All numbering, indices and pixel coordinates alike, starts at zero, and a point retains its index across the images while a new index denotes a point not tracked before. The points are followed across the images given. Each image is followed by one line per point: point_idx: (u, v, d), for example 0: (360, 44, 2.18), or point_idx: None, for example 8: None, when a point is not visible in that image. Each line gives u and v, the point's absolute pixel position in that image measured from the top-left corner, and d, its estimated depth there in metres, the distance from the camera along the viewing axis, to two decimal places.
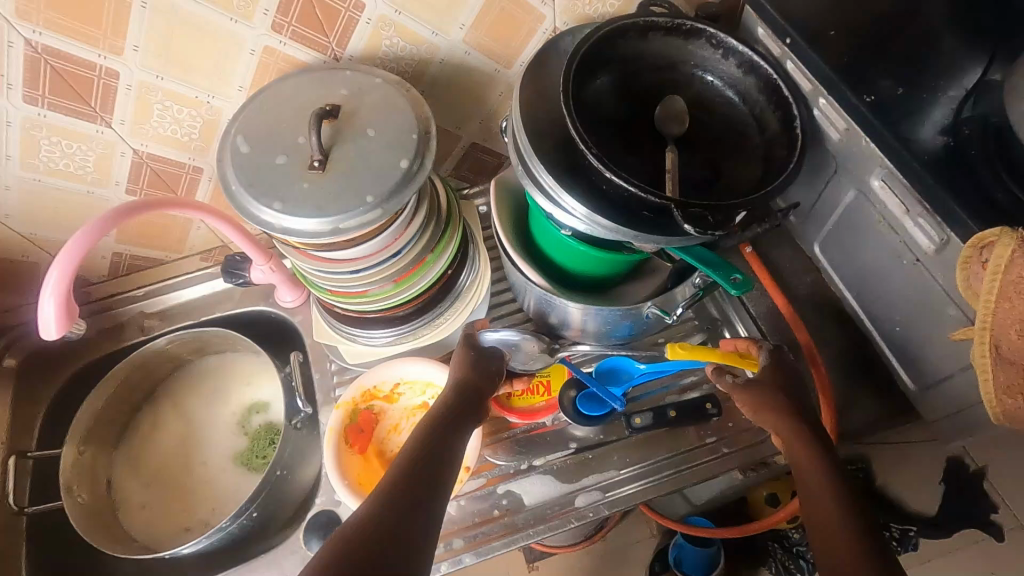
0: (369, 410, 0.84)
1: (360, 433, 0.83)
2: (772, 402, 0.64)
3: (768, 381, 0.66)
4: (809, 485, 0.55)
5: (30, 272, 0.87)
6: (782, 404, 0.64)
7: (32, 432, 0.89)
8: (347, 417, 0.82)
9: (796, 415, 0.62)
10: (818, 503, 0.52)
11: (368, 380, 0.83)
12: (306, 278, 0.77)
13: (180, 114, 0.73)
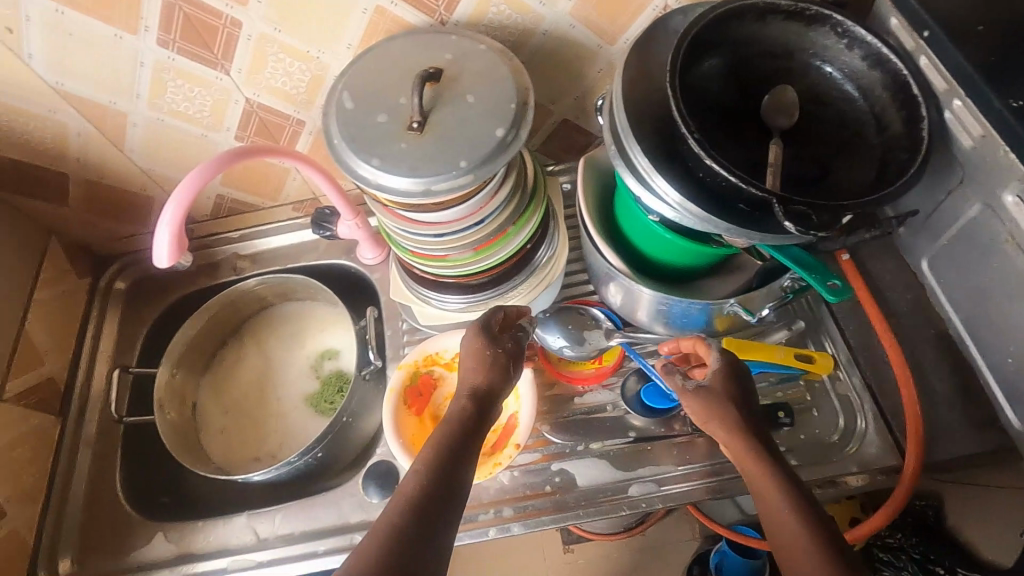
0: (429, 375, 0.88)
1: (419, 396, 0.87)
2: (723, 418, 0.64)
3: (721, 390, 0.65)
4: (773, 512, 0.56)
5: (145, 205, 0.94)
6: (734, 418, 0.63)
7: (134, 350, 0.98)
8: (408, 378, 0.86)
9: (751, 431, 0.62)
10: (780, 532, 0.54)
11: (431, 346, 0.87)
12: (392, 237, 0.79)
13: (292, 67, 0.76)
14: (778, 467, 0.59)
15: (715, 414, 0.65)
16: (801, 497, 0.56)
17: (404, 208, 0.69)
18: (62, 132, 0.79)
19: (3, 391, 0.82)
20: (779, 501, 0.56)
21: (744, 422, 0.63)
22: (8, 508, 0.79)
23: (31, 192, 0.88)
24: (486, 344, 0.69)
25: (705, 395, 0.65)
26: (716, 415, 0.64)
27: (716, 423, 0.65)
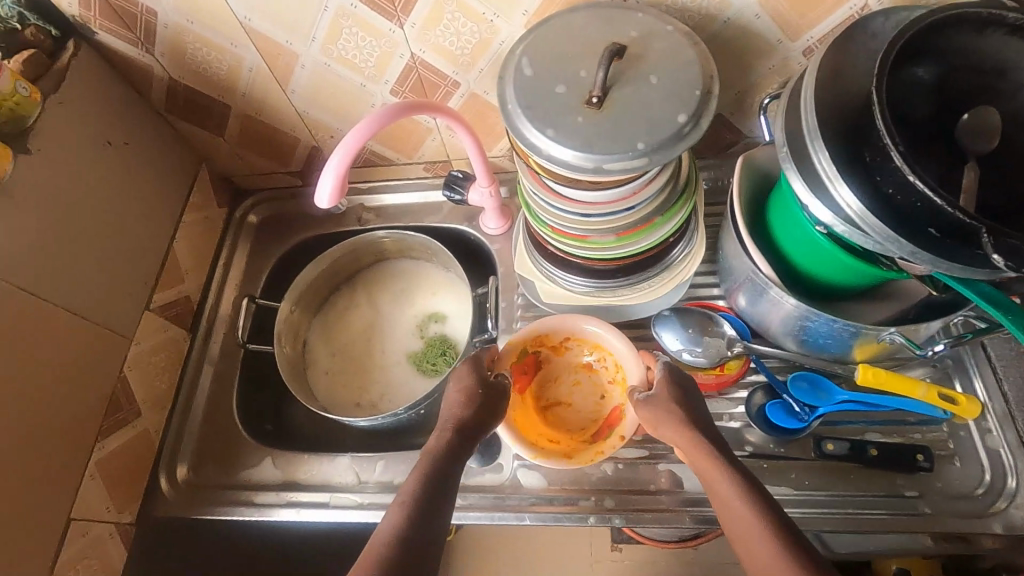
0: (537, 355, 0.84)
1: (523, 374, 0.83)
2: (670, 420, 0.69)
3: (663, 396, 0.71)
4: (733, 509, 0.60)
5: (290, 146, 0.98)
6: (677, 416, 0.69)
7: (260, 282, 1.03)
8: (518, 354, 0.82)
9: (703, 432, 0.67)
10: (741, 524, 0.59)
11: (545, 326, 0.81)
12: (533, 210, 0.79)
13: (463, 28, 0.76)
14: (728, 467, 0.63)
15: (656, 412, 0.70)
16: (747, 489, 0.60)
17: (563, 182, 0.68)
18: (235, 65, 0.82)
19: (151, 301, 0.88)
20: (739, 504, 0.60)
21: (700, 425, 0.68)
22: (142, 409, 0.84)
23: (194, 119, 0.93)
24: (476, 385, 0.73)
25: (654, 406, 0.70)
26: (663, 417, 0.69)
27: (661, 424, 0.69)
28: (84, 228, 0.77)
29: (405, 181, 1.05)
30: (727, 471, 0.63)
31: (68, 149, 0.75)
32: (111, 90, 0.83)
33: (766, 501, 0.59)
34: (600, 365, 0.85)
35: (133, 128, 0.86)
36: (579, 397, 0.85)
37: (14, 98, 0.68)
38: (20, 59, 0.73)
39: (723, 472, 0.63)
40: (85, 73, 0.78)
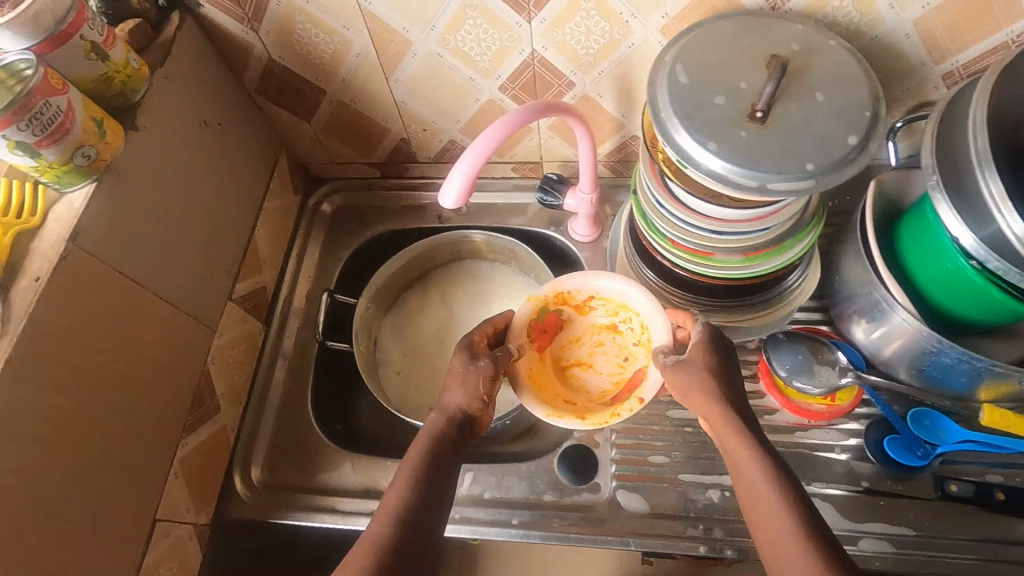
0: (558, 315, 0.82)
1: (542, 333, 0.81)
2: (701, 388, 0.65)
3: (693, 360, 0.67)
4: (759, 496, 0.57)
5: (378, 137, 0.94)
6: (710, 386, 0.64)
7: (334, 276, 0.99)
8: (536, 312, 0.81)
9: (732, 408, 0.63)
10: (764, 513, 0.56)
11: (566, 283, 0.80)
12: (653, 223, 0.76)
13: (595, 28, 0.72)
14: (754, 446, 0.60)
15: (682, 387, 0.66)
16: (774, 471, 0.57)
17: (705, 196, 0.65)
18: (342, 49, 0.78)
19: (233, 291, 0.83)
20: (767, 489, 0.57)
21: (734, 403, 0.64)
22: (222, 405, 0.80)
23: (283, 102, 0.88)
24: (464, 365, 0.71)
25: (683, 380, 0.66)
26: (693, 387, 0.65)
27: (689, 393, 0.65)
28: (180, 212, 0.73)
29: (489, 181, 1.01)
30: (755, 455, 0.59)
31: (170, 128, 0.71)
32: (208, 67, 0.78)
33: (790, 492, 0.56)
34: (626, 328, 0.81)
35: (226, 108, 0.82)
36: (601, 360, 0.82)
37: (127, 70, 0.64)
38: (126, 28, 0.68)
39: (756, 457, 0.59)
40: (187, 47, 0.74)
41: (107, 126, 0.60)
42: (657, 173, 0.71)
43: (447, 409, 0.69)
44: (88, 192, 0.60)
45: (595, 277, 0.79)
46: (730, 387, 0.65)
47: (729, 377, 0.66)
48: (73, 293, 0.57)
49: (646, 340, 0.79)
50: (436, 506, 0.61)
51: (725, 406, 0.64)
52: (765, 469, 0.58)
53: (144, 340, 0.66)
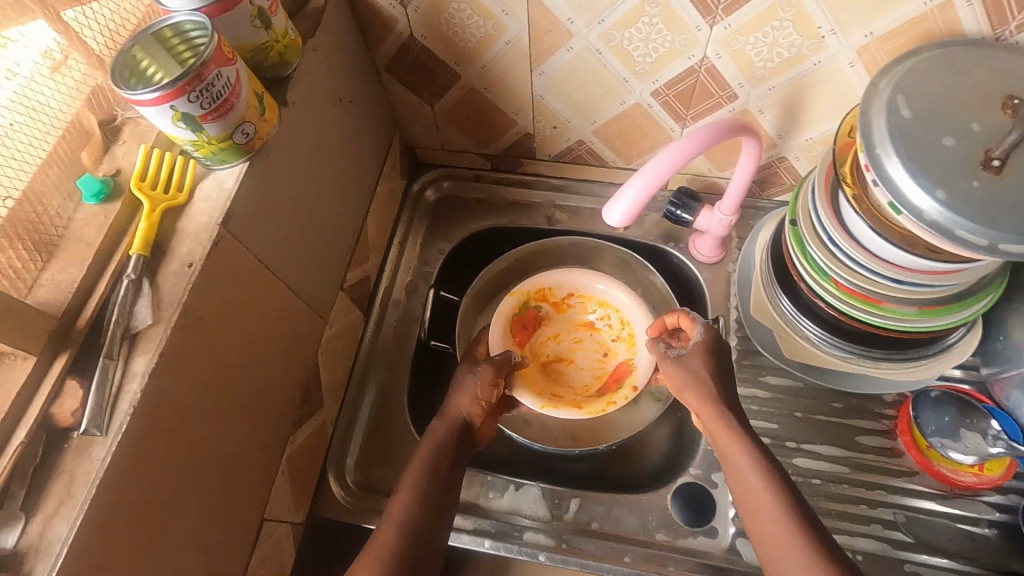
0: (537, 311, 0.91)
1: (523, 327, 0.90)
2: (697, 384, 0.68)
3: (694, 358, 0.70)
4: (757, 497, 0.59)
5: (502, 128, 0.88)
6: (707, 385, 0.67)
7: (435, 270, 0.94)
8: (518, 306, 0.89)
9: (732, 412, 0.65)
10: (761, 508, 0.58)
11: (548, 279, 0.90)
12: (818, 263, 0.69)
13: (783, 39, 0.65)
14: (751, 444, 0.62)
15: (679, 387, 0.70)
16: (766, 465, 0.61)
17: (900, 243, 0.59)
18: (492, 34, 0.72)
19: (344, 280, 0.79)
20: (762, 488, 0.59)
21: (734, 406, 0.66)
22: (324, 400, 0.76)
23: (410, 83, 0.83)
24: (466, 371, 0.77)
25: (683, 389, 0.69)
26: (692, 385, 0.68)
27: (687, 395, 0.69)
28: (311, 196, 0.68)
29: (608, 186, 0.94)
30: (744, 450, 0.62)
31: (313, 105, 0.66)
32: (348, 40, 0.72)
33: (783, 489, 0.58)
34: (603, 324, 0.91)
35: (357, 85, 0.76)
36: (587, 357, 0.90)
37: (285, 41, 0.58)
38: None
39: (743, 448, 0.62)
40: (333, 18, 0.68)
41: (263, 101, 0.55)
42: (834, 208, 0.65)
43: (448, 412, 0.73)
44: (240, 172, 0.55)
45: (592, 279, 0.90)
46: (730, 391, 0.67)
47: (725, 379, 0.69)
48: (221, 281, 0.53)
49: (626, 336, 0.90)
50: (438, 510, 0.62)
51: (722, 406, 0.66)
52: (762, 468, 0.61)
53: (272, 332, 0.62)
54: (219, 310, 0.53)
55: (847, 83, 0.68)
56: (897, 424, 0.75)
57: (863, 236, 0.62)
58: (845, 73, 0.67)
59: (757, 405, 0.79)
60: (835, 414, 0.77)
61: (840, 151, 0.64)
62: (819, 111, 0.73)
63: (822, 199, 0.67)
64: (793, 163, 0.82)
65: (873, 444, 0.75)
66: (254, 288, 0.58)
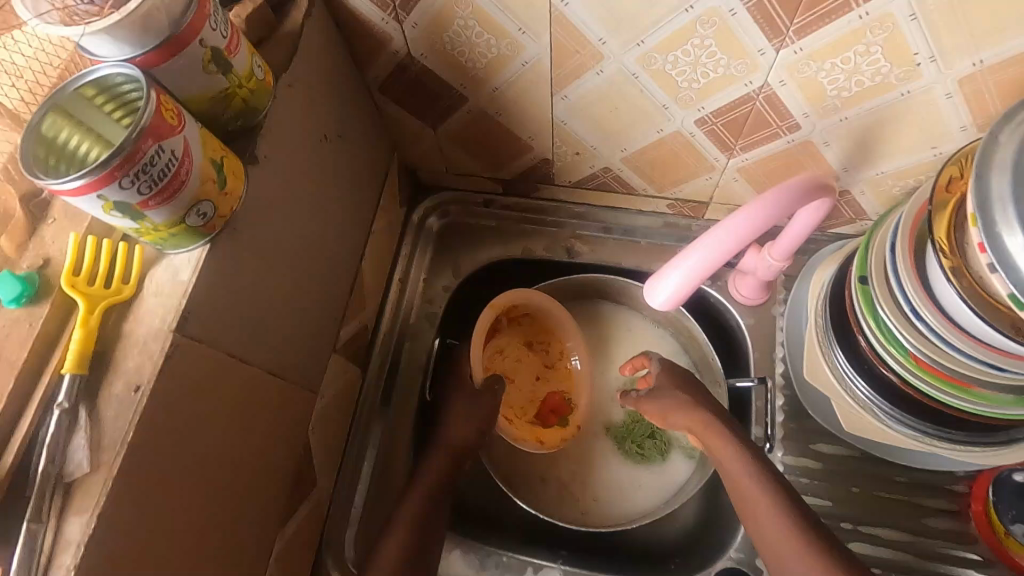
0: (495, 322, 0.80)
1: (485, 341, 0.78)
2: (678, 397, 0.69)
3: (664, 385, 0.70)
4: (749, 493, 0.62)
5: (515, 154, 0.76)
6: (686, 402, 0.69)
7: (441, 311, 0.83)
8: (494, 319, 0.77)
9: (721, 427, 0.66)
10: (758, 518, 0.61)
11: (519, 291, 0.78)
12: (893, 333, 0.59)
13: (867, 66, 0.53)
14: (740, 446, 0.65)
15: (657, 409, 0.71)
16: (756, 463, 0.63)
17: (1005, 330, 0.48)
18: (506, 54, 0.60)
19: (337, 340, 0.69)
20: (753, 484, 0.62)
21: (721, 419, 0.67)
22: (319, 476, 0.68)
23: (409, 104, 0.70)
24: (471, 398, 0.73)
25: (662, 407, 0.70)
26: (676, 408, 0.69)
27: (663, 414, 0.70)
28: (295, 258, 0.57)
29: (636, 214, 0.83)
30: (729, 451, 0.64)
31: (292, 153, 0.54)
32: (334, 62, 0.60)
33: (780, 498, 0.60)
34: (548, 345, 0.82)
35: (347, 114, 0.64)
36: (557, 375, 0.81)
37: (251, 84, 0.47)
38: (241, 13, 0.51)
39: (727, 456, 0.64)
40: (315, 40, 0.56)
41: (226, 167, 0.44)
42: (918, 273, 0.55)
43: (443, 444, 0.71)
44: (199, 258, 0.44)
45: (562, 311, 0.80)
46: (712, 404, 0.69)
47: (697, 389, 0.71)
48: (180, 396, 0.43)
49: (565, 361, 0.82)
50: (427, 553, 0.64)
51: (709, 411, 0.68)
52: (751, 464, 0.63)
53: (252, 429, 0.53)
54: (179, 430, 0.44)
55: (940, 116, 0.56)
56: (972, 508, 0.66)
57: (954, 311, 0.52)
58: (939, 105, 0.55)
59: (809, 480, 0.70)
60: (898, 492, 0.68)
61: (938, 203, 0.52)
62: (899, 145, 0.61)
63: (906, 260, 0.56)
64: (857, 196, 0.70)
65: (941, 528, 0.67)
66: (225, 390, 0.48)
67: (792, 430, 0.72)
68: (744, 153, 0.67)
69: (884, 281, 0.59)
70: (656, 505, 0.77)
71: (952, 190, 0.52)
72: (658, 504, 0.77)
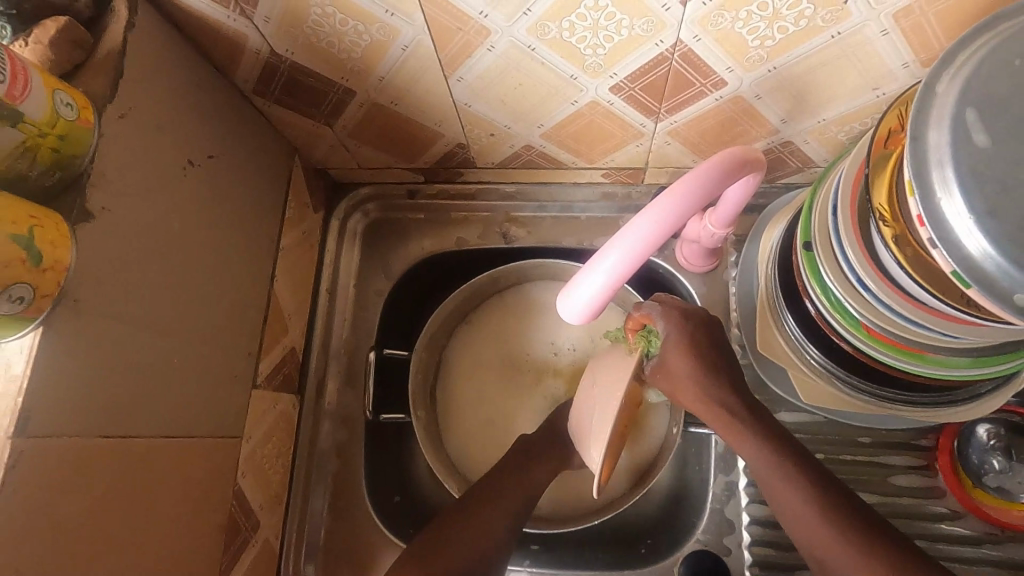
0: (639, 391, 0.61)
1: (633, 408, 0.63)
2: (689, 374, 0.58)
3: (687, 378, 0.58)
4: (783, 493, 0.54)
5: (427, 142, 0.68)
6: (697, 378, 0.58)
7: (377, 317, 0.79)
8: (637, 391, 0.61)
9: (720, 389, 0.58)
10: (806, 523, 0.53)
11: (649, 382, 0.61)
12: (836, 295, 0.53)
13: (787, 10, 0.45)
14: (751, 427, 0.57)
15: (674, 381, 0.59)
16: (770, 453, 0.55)
17: (942, 284, 0.42)
18: (380, 41, 0.52)
19: (257, 374, 0.64)
20: (775, 480, 0.55)
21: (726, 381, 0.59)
22: (262, 517, 0.65)
23: (293, 104, 0.62)
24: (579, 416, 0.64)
25: (673, 368, 0.59)
26: (690, 389, 0.58)
27: (682, 394, 0.59)
28: (178, 306, 0.51)
29: (571, 188, 0.77)
30: (743, 427, 0.57)
31: (147, 194, 0.47)
32: (187, 76, 0.52)
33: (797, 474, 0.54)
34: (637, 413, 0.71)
35: (218, 130, 0.57)
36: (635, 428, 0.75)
37: (58, 129, 0.39)
38: (42, 37, 0.42)
39: (744, 438, 0.57)
40: (150, 55, 0.48)
41: (39, 236, 0.37)
42: (852, 229, 0.49)
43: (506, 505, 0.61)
44: (32, 345, 0.38)
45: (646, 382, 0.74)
46: (719, 362, 0.59)
47: (714, 356, 0.59)
48: (41, 502, 0.39)
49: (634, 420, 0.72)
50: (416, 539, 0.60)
51: (716, 389, 0.58)
52: (762, 446, 0.56)
53: (157, 503, 0.48)
54: (50, 536, 0.39)
55: (877, 55, 0.49)
56: (938, 463, 0.64)
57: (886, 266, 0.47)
58: (873, 44, 0.48)
59: None
60: (863, 453, 0.66)
61: (876, 159, 0.45)
62: (837, 91, 0.54)
63: (846, 218, 0.49)
64: (801, 146, 0.63)
65: (908, 484, 0.65)
66: (105, 477, 0.43)
67: None
68: (670, 116, 0.60)
69: (826, 240, 0.53)
70: (623, 489, 0.74)
71: (890, 144, 0.45)
72: (625, 489, 0.74)
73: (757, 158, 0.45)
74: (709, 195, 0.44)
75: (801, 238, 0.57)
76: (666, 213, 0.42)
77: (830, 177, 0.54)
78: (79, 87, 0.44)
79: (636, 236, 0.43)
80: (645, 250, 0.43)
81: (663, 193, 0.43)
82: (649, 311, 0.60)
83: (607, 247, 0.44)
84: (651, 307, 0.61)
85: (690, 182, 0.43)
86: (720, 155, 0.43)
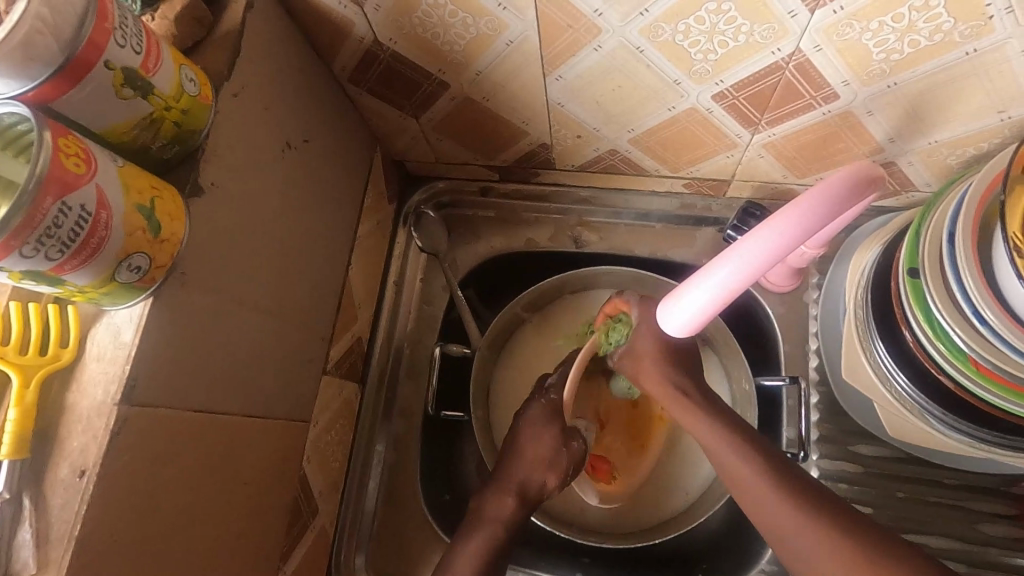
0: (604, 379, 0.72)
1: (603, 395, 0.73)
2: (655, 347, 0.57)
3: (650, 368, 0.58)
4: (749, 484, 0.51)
5: (510, 139, 0.67)
6: (667, 352, 0.57)
7: (441, 312, 0.78)
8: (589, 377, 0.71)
9: (684, 373, 0.58)
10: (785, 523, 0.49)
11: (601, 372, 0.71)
12: (943, 326, 0.50)
13: (924, 23, 0.43)
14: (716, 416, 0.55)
15: (638, 365, 0.58)
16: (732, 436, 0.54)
17: None
18: (486, 34, 0.51)
19: (328, 360, 0.64)
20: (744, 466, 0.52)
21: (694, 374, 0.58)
22: (321, 503, 0.65)
23: (384, 93, 0.63)
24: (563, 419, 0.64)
25: (639, 347, 0.58)
26: (659, 367, 0.57)
27: (646, 372, 0.58)
28: (265, 286, 0.51)
29: (648, 196, 0.75)
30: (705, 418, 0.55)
31: (250, 173, 0.48)
32: (291, 59, 0.52)
33: (764, 458, 0.52)
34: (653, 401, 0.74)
35: (315, 114, 0.57)
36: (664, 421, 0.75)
37: (182, 103, 0.40)
38: (168, 14, 0.44)
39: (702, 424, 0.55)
40: (262, 36, 0.48)
41: (159, 207, 0.38)
42: (970, 251, 0.46)
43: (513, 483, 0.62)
44: (142, 314, 0.39)
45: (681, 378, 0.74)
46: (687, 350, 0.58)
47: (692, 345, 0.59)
48: (137, 470, 0.39)
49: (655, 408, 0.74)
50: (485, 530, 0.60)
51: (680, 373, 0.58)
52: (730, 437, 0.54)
53: (233, 482, 0.49)
54: (145, 505, 0.40)
55: (1012, 76, 0.46)
56: None
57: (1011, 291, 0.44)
58: (1011, 64, 0.45)
59: (848, 485, 0.64)
60: (946, 496, 0.63)
61: (1013, 178, 0.43)
62: (957, 111, 0.51)
63: (966, 241, 0.47)
64: (904, 168, 0.60)
65: (996, 533, 0.61)
66: (193, 452, 0.43)
67: (829, 433, 0.66)
68: (770, 128, 0.58)
69: (936, 267, 0.50)
70: (682, 508, 0.71)
71: None
72: (683, 509, 0.71)
73: (881, 175, 0.43)
74: (834, 209, 0.42)
75: (905, 263, 0.54)
76: (792, 229, 0.42)
77: (946, 201, 0.52)
78: (198, 63, 0.45)
79: (755, 249, 0.42)
80: (760, 265, 0.43)
81: (782, 210, 0.42)
82: (628, 299, 0.60)
83: (720, 260, 0.44)
84: (631, 295, 0.61)
85: (818, 196, 0.41)
86: (850, 168, 0.41)
